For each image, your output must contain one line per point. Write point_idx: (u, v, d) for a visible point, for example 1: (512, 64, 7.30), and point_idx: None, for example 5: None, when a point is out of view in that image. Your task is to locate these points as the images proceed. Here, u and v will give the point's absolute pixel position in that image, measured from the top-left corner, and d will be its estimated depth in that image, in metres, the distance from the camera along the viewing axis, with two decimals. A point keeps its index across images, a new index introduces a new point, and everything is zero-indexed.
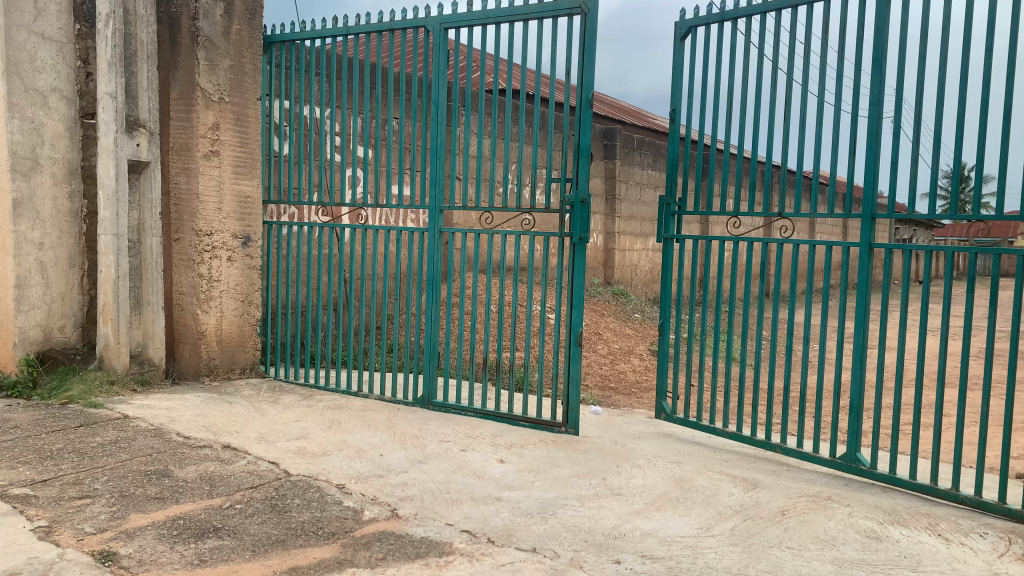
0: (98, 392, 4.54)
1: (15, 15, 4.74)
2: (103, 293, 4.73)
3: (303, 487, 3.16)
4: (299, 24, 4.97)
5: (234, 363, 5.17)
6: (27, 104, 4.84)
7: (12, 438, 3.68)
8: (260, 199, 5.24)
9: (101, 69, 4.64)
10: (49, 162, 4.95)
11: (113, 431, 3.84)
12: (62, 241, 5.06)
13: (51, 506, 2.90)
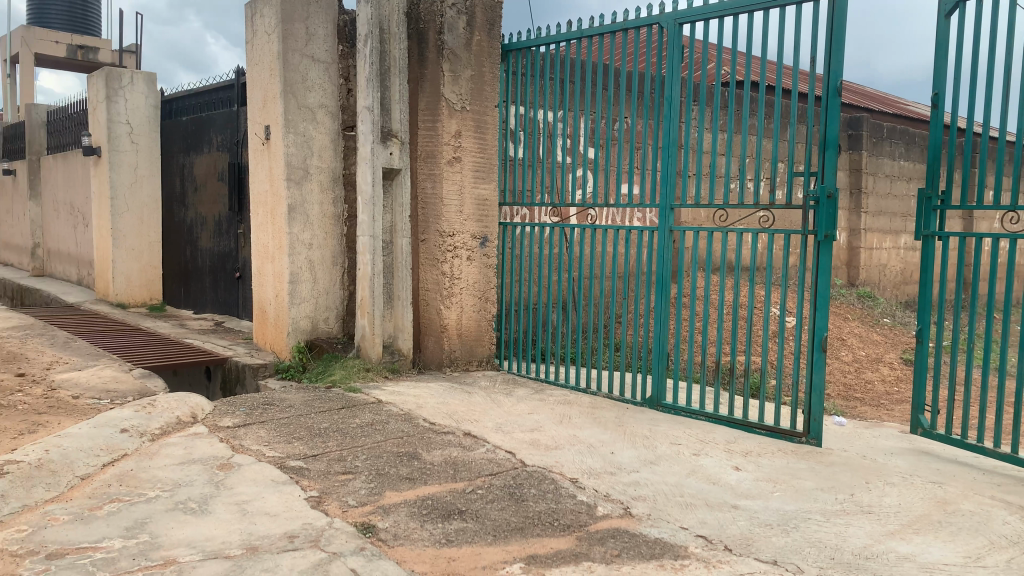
0: (356, 377, 5.02)
1: (291, 41, 5.36)
2: (362, 289, 5.26)
3: (538, 478, 3.26)
4: (535, 31, 5.12)
5: (472, 356, 5.46)
6: (300, 120, 5.44)
7: (287, 415, 4.18)
8: (498, 202, 5.46)
9: (361, 85, 5.13)
10: (317, 171, 5.54)
11: (369, 414, 4.22)
12: (327, 242, 5.64)
13: (320, 478, 3.25)
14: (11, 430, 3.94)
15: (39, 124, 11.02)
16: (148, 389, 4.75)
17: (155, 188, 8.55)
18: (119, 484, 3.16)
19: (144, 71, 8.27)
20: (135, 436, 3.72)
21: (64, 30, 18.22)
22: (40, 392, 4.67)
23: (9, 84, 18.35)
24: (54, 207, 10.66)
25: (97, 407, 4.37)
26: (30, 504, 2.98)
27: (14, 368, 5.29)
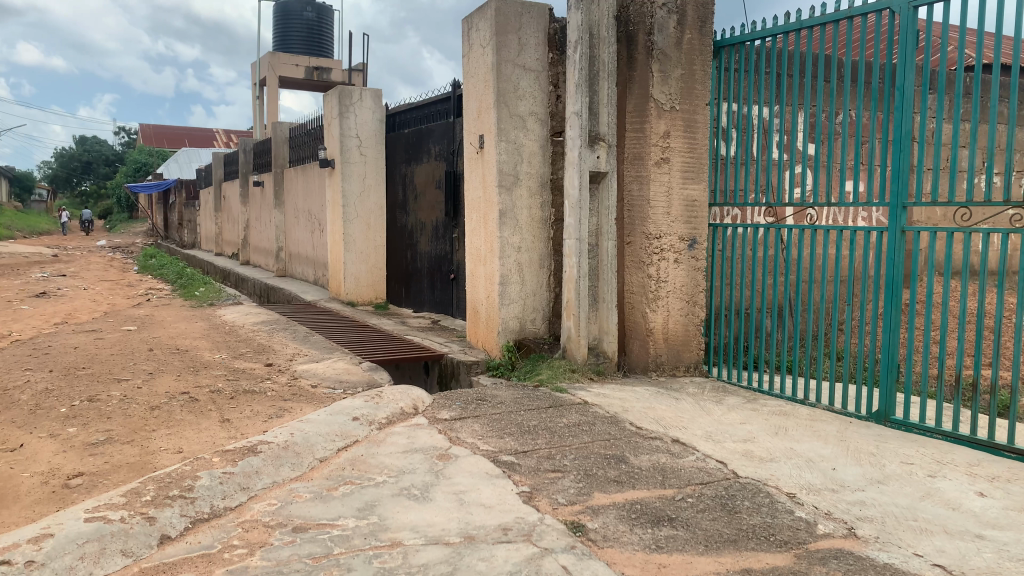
0: (563, 377, 5.12)
1: (505, 51, 5.56)
2: (569, 291, 5.37)
3: (752, 490, 3.14)
4: (749, 24, 4.93)
5: (679, 361, 5.31)
6: (512, 128, 5.63)
7: (499, 411, 4.34)
8: (707, 203, 5.27)
9: (571, 91, 5.24)
10: (527, 177, 5.71)
11: (576, 414, 4.28)
12: (534, 244, 5.79)
13: (531, 474, 3.35)
14: (262, 413, 4.44)
15: (282, 140, 12.38)
16: (375, 381, 5.15)
17: (380, 195, 9.23)
18: (351, 468, 3.45)
19: (371, 88, 8.93)
20: (365, 424, 4.04)
21: (303, 53, 20.15)
22: (285, 381, 5.21)
23: (258, 105, 20.61)
24: (294, 214, 11.86)
25: (332, 396, 4.80)
26: (279, 481, 3.33)
27: (263, 359, 5.95)
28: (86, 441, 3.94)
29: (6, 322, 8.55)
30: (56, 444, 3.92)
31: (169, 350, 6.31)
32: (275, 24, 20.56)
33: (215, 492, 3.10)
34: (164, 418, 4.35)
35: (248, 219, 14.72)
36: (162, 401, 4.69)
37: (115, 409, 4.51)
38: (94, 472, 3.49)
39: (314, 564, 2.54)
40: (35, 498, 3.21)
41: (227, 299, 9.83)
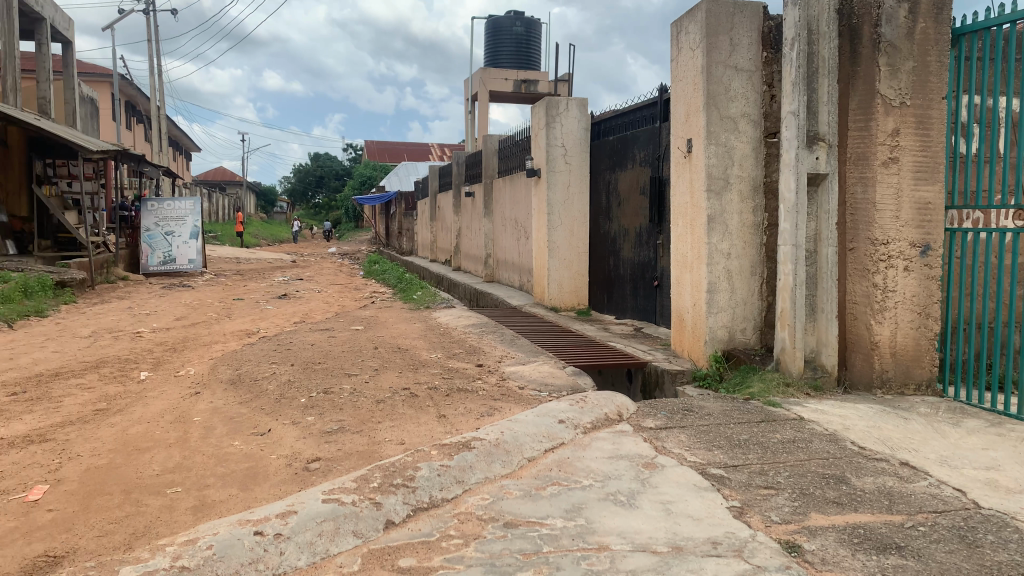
0: (775, 391, 4.90)
1: (715, 53, 5.43)
2: (784, 301, 5.17)
3: (996, 523, 2.83)
4: (995, 8, 4.45)
5: (909, 378, 4.88)
6: (722, 130, 5.49)
7: (707, 423, 4.24)
8: (944, 205, 4.82)
9: (787, 91, 5.04)
10: (738, 181, 5.53)
11: (791, 430, 4.07)
12: (745, 251, 5.59)
13: (741, 489, 3.24)
14: (475, 411, 4.66)
15: (493, 151, 12.89)
16: (579, 385, 5.22)
17: (584, 203, 9.34)
18: (558, 469, 3.53)
19: (577, 97, 9.07)
20: (571, 426, 4.11)
21: (513, 68, 20.87)
22: (494, 381, 5.43)
23: (471, 119, 21.60)
24: (503, 223, 12.30)
25: (539, 398, 4.94)
26: (491, 477, 3.48)
27: (475, 360, 6.24)
28: (322, 429, 4.35)
29: (256, 320, 9.64)
30: (298, 430, 4.36)
31: (391, 348, 6.80)
32: (487, 40, 21.49)
33: (433, 483, 3.30)
34: (388, 411, 4.70)
35: (460, 227, 15.49)
36: (386, 395, 5.07)
37: (346, 401, 4.94)
38: (329, 457, 3.84)
39: (524, 559, 2.62)
40: (281, 478, 3.59)
41: (441, 303, 10.40)
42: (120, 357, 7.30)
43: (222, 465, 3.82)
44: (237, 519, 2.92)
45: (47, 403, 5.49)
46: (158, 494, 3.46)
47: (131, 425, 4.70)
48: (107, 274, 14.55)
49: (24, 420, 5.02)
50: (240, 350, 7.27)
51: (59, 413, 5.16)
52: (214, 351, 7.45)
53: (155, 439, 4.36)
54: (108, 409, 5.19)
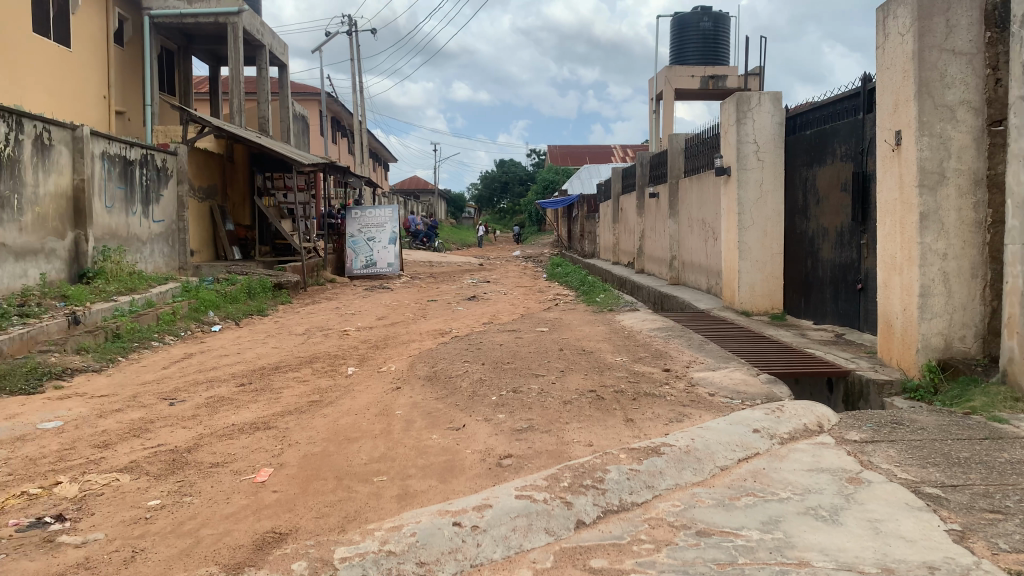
0: (1001, 406, 4.42)
1: (929, 37, 5.03)
2: (1011, 306, 4.62)
3: None
4: None
5: None
6: (937, 120, 5.06)
7: (921, 438, 3.91)
8: None
9: (1015, 73, 4.53)
10: (955, 174, 5.07)
11: (1021, 450, 3.66)
12: (965, 252, 5.10)
13: (962, 512, 2.96)
14: (664, 416, 4.60)
15: (678, 151, 12.62)
16: (774, 393, 4.99)
17: (778, 202, 8.92)
18: (753, 480, 3.41)
19: (770, 92, 8.68)
20: (766, 437, 3.95)
21: (699, 64, 20.38)
22: (683, 387, 5.32)
23: (655, 118, 21.32)
24: (690, 224, 12.02)
25: (730, 405, 4.79)
26: (681, 484, 3.43)
27: (662, 364, 6.15)
28: (513, 427, 4.48)
29: (448, 320, 10.09)
30: (491, 427, 4.52)
31: (577, 350, 6.86)
32: (673, 38, 21.08)
33: (623, 486, 3.30)
34: (576, 413, 4.75)
35: (644, 229, 15.33)
36: (573, 396, 5.12)
37: (535, 401, 5.05)
38: (520, 455, 3.95)
39: (718, 569, 2.56)
40: (476, 472, 3.74)
41: (626, 306, 10.35)
42: (329, 354, 7.91)
43: (421, 457, 4.04)
44: (437, 509, 3.09)
45: (270, 394, 6.07)
46: (366, 481, 3.72)
47: (341, 416, 5.09)
48: (316, 277, 15.81)
49: (251, 408, 5.59)
50: (434, 349, 7.64)
51: (280, 403, 5.69)
52: (411, 349, 7.89)
53: (362, 430, 4.69)
54: (320, 401, 5.66)
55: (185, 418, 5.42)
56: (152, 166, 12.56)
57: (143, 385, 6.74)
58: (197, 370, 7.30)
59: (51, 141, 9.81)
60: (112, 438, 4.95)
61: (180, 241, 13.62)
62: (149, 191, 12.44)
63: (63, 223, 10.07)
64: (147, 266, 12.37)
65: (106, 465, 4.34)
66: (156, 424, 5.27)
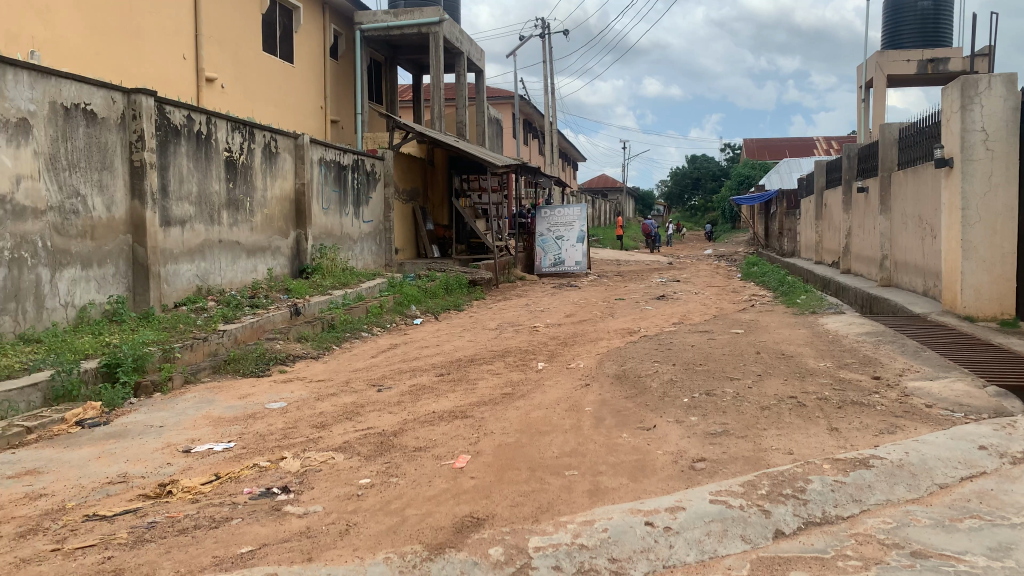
0: None
1: None
2: None
3: None
4: None
5: None
6: None
7: None
8: None
9: None
10: None
11: None
12: None
13: None
14: (873, 427, 4.30)
15: (891, 142, 11.70)
16: (1005, 408, 4.50)
17: (1011, 195, 8.03)
18: (979, 501, 3.10)
19: (1003, 73, 7.84)
20: (995, 455, 3.58)
21: (916, 48, 18.75)
22: (895, 397, 4.93)
23: (864, 108, 19.90)
24: (903, 220, 11.12)
25: (951, 418, 4.37)
26: (894, 500, 3.19)
27: (871, 371, 5.74)
28: (707, 430, 4.38)
29: (638, 319, 10.04)
30: (683, 429, 4.44)
31: (775, 354, 6.57)
32: (886, 20, 19.55)
33: (827, 498, 3.13)
34: (774, 419, 4.56)
35: (851, 226, 14.37)
36: (771, 402, 4.91)
37: (729, 404, 4.90)
38: (715, 458, 3.85)
39: None
40: (668, 473, 3.70)
41: (829, 308, 9.74)
42: (521, 348, 8.14)
43: (612, 454, 4.05)
44: (629, 507, 3.09)
45: (467, 385, 6.35)
46: (558, 474, 3.79)
47: (534, 410, 5.22)
48: (509, 274, 16.28)
49: (449, 398, 5.87)
50: (624, 347, 7.62)
51: (476, 394, 5.94)
52: (601, 347, 7.93)
53: (553, 425, 4.78)
54: (514, 394, 5.84)
55: (390, 404, 5.81)
56: (362, 170, 13.53)
57: (353, 372, 7.30)
58: (401, 360, 7.78)
59: (278, 149, 10.84)
60: (328, 420, 5.42)
61: (385, 240, 14.58)
62: (360, 193, 13.40)
63: (287, 224, 11.12)
64: (357, 263, 13.36)
65: (323, 444, 4.75)
66: (365, 408, 5.69)
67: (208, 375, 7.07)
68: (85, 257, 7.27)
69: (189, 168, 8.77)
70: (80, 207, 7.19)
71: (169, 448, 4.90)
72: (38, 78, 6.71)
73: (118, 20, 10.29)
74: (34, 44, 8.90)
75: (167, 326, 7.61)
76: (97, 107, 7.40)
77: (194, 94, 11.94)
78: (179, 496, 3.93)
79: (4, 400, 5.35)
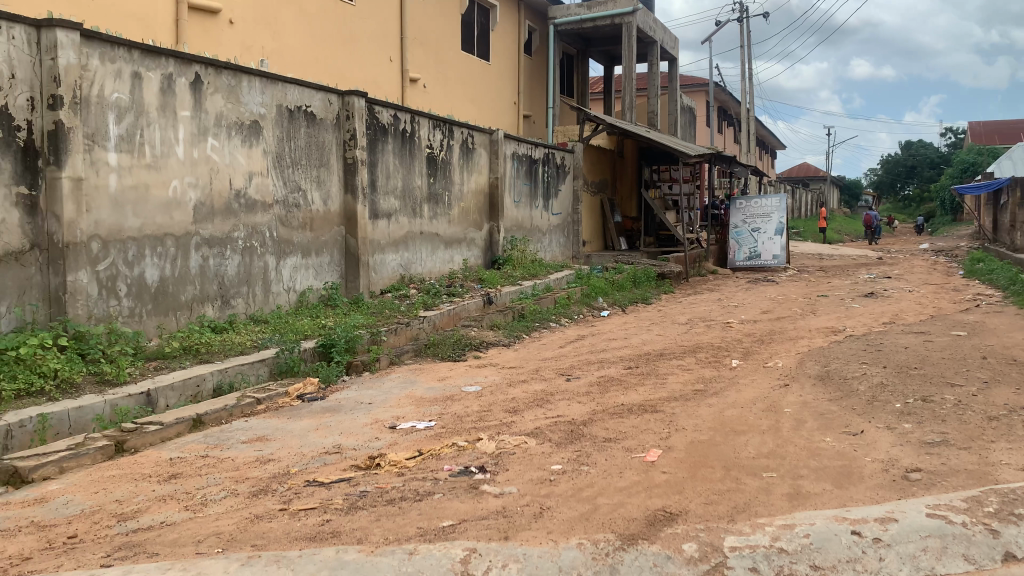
0: None
1: None
2: None
3: None
4: None
5: None
6: None
7: None
8: None
9: None
10: None
11: None
12: None
13: None
14: None
15: None
16: None
17: None
18: None
19: None
20: None
21: None
22: None
23: None
24: None
25: None
26: None
27: None
28: (923, 439, 4.04)
29: (841, 317, 9.45)
30: (895, 436, 4.14)
31: (1005, 360, 5.93)
32: None
33: None
34: (1004, 431, 4.12)
35: None
36: (1000, 413, 4.45)
37: (950, 413, 4.49)
38: (932, 470, 3.56)
39: None
40: (877, 482, 3.47)
41: None
42: (713, 344, 7.92)
43: (815, 458, 3.86)
44: (833, 514, 2.94)
45: (657, 379, 6.29)
46: (755, 475, 3.67)
47: (728, 408, 5.08)
48: (700, 268, 15.90)
49: (638, 391, 5.86)
50: (826, 347, 7.20)
51: (667, 388, 5.87)
52: (801, 346, 7.54)
53: (749, 424, 4.62)
54: (706, 390, 5.71)
55: (580, 394, 5.89)
56: (553, 163, 13.75)
57: (544, 360, 7.47)
58: (590, 351, 7.85)
59: (475, 145, 11.27)
60: (520, 406, 5.58)
61: (574, 232, 14.74)
62: (550, 186, 13.63)
63: (482, 216, 11.56)
64: (547, 255, 13.64)
65: (516, 429, 4.91)
66: (556, 397, 5.81)
67: (410, 358, 7.52)
68: (305, 246, 7.97)
69: (395, 165, 9.34)
70: (301, 201, 7.89)
71: (377, 424, 5.28)
72: (268, 84, 7.41)
73: (335, 28, 11.15)
74: (264, 54, 9.86)
75: (374, 311, 8.20)
76: (316, 109, 8.07)
77: (400, 94, 12.70)
78: (386, 468, 4.23)
79: (238, 372, 6.01)
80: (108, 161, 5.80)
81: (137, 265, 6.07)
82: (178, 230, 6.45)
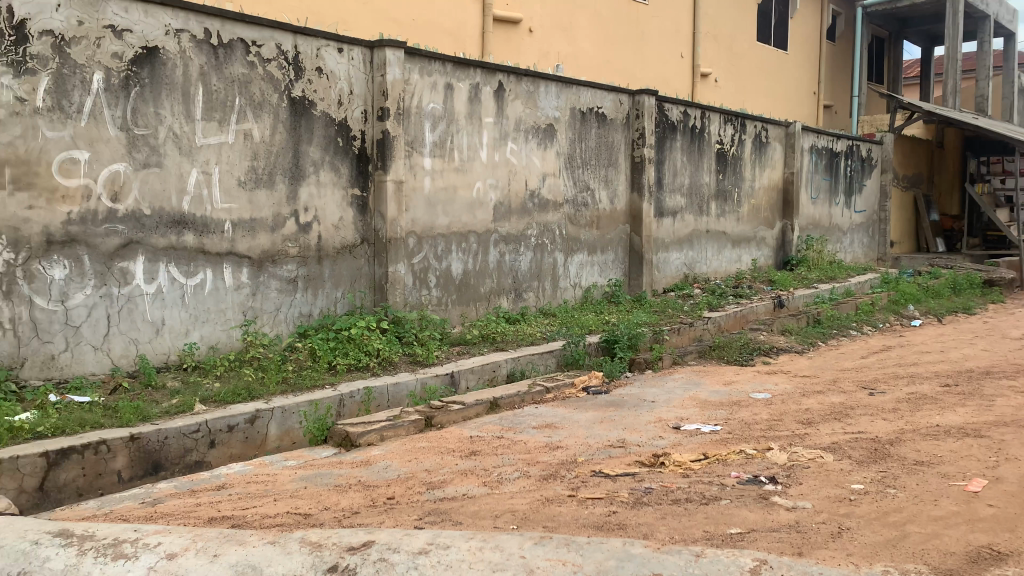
0: None
1: None
2: None
3: None
4: None
5: None
6: None
7: None
8: None
9: None
10: None
11: None
12: None
13: None
14: None
15: None
16: None
17: None
18: None
19: None
20: None
21: None
22: None
23: None
24: None
25: None
26: None
27: None
28: None
29: None
30: None
31: None
32: None
33: None
34: None
35: None
36: None
37: None
38: None
39: None
40: None
41: None
42: None
43: None
44: None
45: (982, 400, 5.55)
46: None
47: None
48: None
49: (958, 412, 5.21)
50: None
51: (994, 412, 5.15)
52: None
53: None
54: None
55: (885, 410, 5.39)
56: (857, 157, 12.69)
57: (843, 371, 6.93)
58: (897, 364, 7.13)
59: (769, 139, 10.77)
60: (815, 417, 5.25)
61: (879, 232, 13.49)
62: (852, 181, 12.60)
63: (773, 215, 11.04)
64: (846, 256, 12.65)
65: (810, 441, 4.63)
66: (856, 411, 5.38)
67: (694, 358, 7.43)
68: (592, 244, 8.21)
69: (682, 162, 9.25)
70: (590, 200, 8.13)
71: (661, 423, 5.29)
72: (563, 88, 7.73)
73: (628, 29, 11.32)
74: (560, 59, 10.30)
75: (657, 309, 8.21)
76: (608, 110, 8.26)
77: (690, 91, 12.54)
78: (671, 468, 4.23)
79: (529, 361, 6.37)
80: (424, 165, 6.46)
81: (445, 259, 6.70)
82: (480, 227, 6.99)
